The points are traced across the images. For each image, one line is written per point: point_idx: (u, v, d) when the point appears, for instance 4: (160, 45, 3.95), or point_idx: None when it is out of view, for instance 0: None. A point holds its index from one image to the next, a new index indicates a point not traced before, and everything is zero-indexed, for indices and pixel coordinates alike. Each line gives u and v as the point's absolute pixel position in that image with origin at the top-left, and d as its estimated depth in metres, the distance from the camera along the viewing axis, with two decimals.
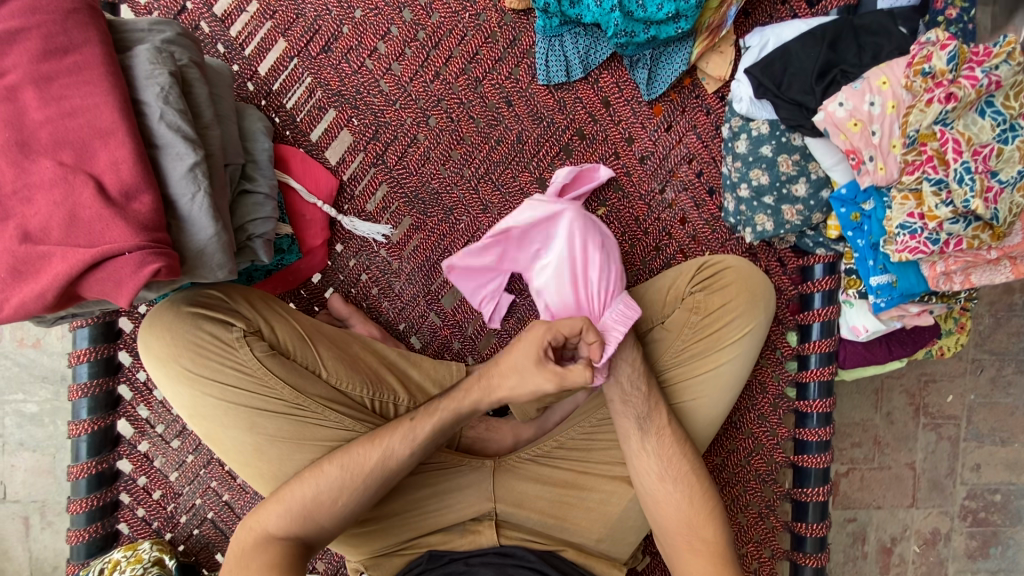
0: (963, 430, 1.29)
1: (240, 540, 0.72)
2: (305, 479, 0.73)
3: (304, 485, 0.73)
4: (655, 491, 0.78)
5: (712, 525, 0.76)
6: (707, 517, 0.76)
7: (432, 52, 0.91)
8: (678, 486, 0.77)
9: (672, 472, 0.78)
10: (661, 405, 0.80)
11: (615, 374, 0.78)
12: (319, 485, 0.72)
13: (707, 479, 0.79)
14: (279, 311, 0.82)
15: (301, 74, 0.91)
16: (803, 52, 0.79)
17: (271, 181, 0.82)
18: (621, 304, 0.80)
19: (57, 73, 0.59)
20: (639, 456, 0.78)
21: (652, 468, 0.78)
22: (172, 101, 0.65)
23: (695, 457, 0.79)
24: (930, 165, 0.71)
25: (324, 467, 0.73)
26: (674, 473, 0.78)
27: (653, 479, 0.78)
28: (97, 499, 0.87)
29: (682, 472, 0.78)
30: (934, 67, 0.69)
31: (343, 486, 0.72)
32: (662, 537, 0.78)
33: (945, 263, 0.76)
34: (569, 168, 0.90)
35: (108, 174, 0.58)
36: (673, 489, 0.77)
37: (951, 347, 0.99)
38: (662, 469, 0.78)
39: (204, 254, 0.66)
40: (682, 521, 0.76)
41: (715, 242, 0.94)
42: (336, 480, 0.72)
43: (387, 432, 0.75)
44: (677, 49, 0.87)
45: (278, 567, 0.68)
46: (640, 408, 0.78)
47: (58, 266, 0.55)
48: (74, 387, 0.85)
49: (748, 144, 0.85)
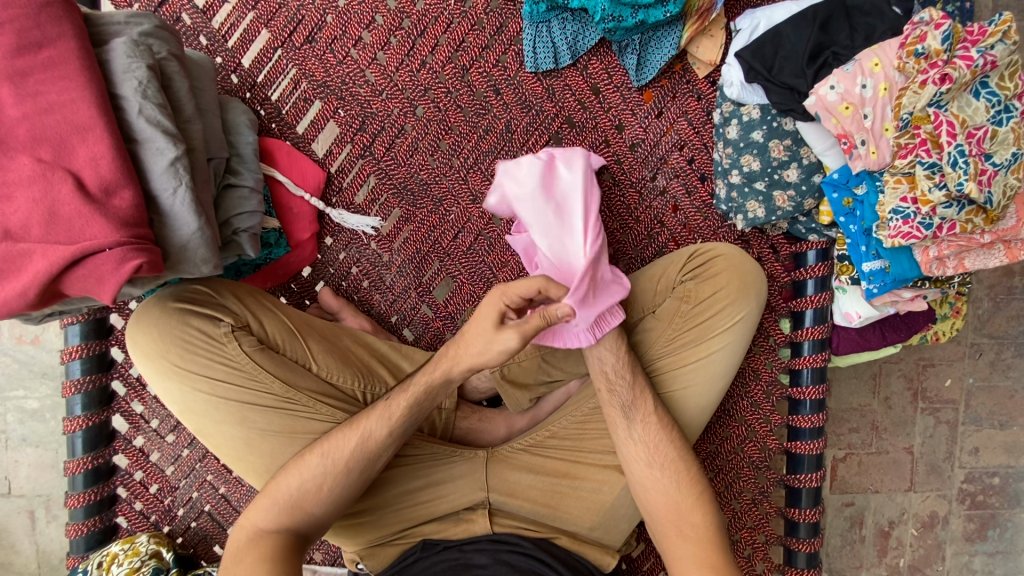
0: (962, 414, 1.29)
1: (236, 540, 0.71)
2: (290, 470, 0.73)
3: (293, 477, 0.73)
4: (643, 478, 0.78)
5: (703, 509, 0.76)
6: (697, 502, 0.77)
7: (418, 41, 0.89)
8: (665, 471, 0.78)
9: (659, 459, 0.78)
10: (648, 392, 0.80)
11: (597, 366, 0.80)
12: (303, 476, 0.73)
13: (696, 466, 0.79)
14: (268, 304, 0.82)
15: (285, 66, 0.90)
16: (795, 34, 0.78)
17: (256, 174, 0.81)
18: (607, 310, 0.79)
19: (32, 69, 0.58)
20: (628, 443, 0.79)
21: (641, 454, 0.78)
22: (151, 95, 0.64)
23: (680, 446, 0.79)
24: (924, 148, 0.69)
25: (307, 458, 0.73)
26: (660, 460, 0.78)
27: (642, 466, 0.78)
28: (94, 493, 0.88)
29: (667, 461, 0.78)
30: (928, 47, 0.67)
31: (328, 476, 0.73)
32: (650, 523, 0.78)
33: (937, 248, 0.75)
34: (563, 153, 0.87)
35: (87, 170, 0.57)
36: (661, 476, 0.78)
37: (947, 331, 0.99)
38: (649, 456, 0.78)
39: (188, 250, 0.65)
40: (671, 507, 0.77)
41: (707, 229, 0.93)
42: (323, 472, 0.73)
43: (370, 419, 0.75)
44: (666, 33, 0.85)
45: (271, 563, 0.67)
46: (627, 393, 0.79)
47: (39, 264, 0.55)
48: (67, 384, 0.86)
49: (739, 129, 0.84)
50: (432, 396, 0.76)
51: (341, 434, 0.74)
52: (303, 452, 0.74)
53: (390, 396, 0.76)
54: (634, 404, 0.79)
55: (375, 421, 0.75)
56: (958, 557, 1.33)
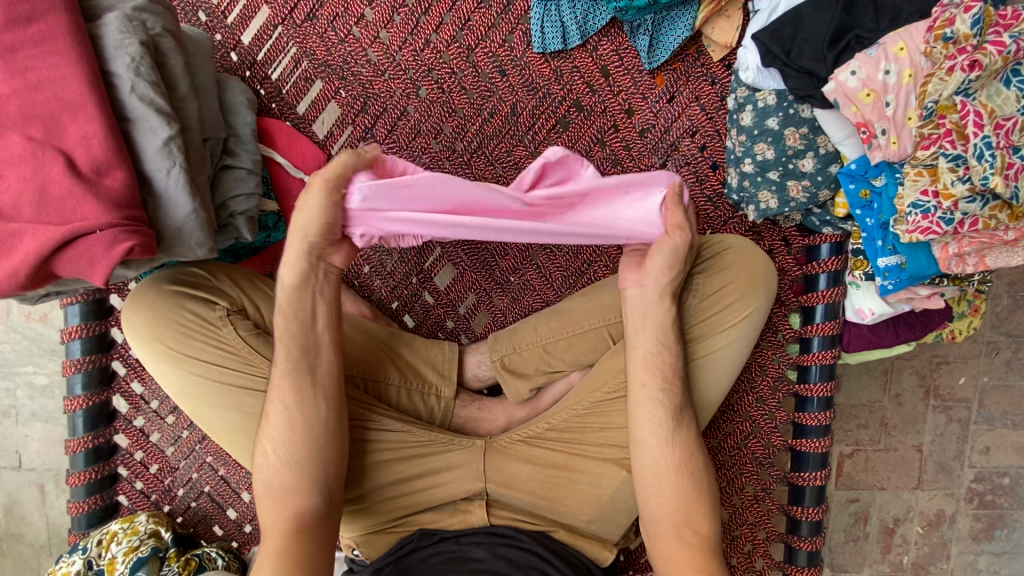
0: (974, 413, 1.26)
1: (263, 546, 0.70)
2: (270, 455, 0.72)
3: (273, 466, 0.71)
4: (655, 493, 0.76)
5: (708, 517, 0.75)
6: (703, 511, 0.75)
7: (421, 19, 0.86)
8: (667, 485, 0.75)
9: (662, 475, 0.75)
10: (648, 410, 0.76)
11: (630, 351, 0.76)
12: (282, 455, 0.71)
13: (708, 472, 0.77)
14: (264, 289, 0.81)
15: (286, 44, 0.87)
16: (816, 15, 0.74)
17: (254, 155, 0.78)
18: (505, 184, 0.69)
19: (21, 43, 0.57)
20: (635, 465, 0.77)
21: (652, 475, 0.76)
22: (144, 72, 0.62)
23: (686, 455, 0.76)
24: (948, 139, 0.65)
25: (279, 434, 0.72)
26: (664, 479, 0.75)
27: (653, 485, 0.76)
28: (95, 472, 0.89)
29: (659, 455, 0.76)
30: (956, 32, 0.63)
31: (303, 458, 0.71)
32: (654, 530, 0.76)
33: (958, 245, 0.71)
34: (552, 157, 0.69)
35: (78, 149, 0.56)
36: (664, 491, 0.75)
37: (964, 330, 0.96)
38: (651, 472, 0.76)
39: (182, 233, 0.64)
40: (677, 514, 0.75)
41: (718, 220, 0.90)
42: (307, 456, 0.71)
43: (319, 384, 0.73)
44: (680, 14, 0.82)
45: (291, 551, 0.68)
46: (648, 405, 0.75)
47: (29, 244, 0.54)
48: (67, 363, 0.86)
49: (753, 116, 0.81)
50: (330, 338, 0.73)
51: (277, 414, 0.71)
52: (262, 443, 0.72)
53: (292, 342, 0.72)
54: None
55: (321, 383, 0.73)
56: (963, 556, 1.30)
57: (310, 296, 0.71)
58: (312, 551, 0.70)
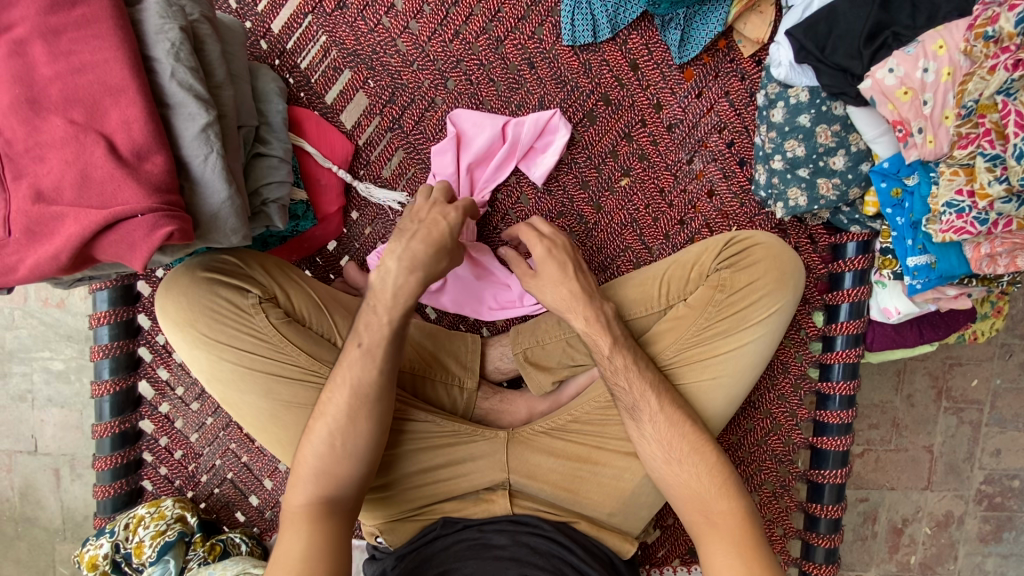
0: (986, 415, 1.26)
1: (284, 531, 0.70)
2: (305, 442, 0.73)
3: (303, 455, 0.73)
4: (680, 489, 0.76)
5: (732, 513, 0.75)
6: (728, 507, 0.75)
7: (451, 10, 0.86)
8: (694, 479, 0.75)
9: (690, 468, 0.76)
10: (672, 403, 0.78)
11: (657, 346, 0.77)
12: (319, 445, 0.72)
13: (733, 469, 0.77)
14: (295, 278, 0.81)
15: (315, 32, 0.87)
16: (852, 11, 0.73)
17: (285, 145, 0.79)
18: (498, 298, 0.92)
19: (65, 27, 0.57)
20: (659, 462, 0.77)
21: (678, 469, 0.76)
22: (184, 58, 0.62)
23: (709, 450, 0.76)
24: (987, 139, 0.64)
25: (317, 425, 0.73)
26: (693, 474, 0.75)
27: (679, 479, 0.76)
28: (121, 456, 0.90)
29: (684, 453, 0.76)
30: (999, 30, 0.62)
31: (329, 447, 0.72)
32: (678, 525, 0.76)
33: (990, 245, 0.71)
34: (535, 121, 0.87)
35: (119, 133, 0.56)
36: (690, 485, 0.75)
37: (985, 332, 0.96)
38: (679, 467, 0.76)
39: (218, 219, 0.64)
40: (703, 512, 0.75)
41: (743, 217, 0.90)
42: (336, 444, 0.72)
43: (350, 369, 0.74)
44: (713, 8, 0.82)
45: (317, 536, 0.69)
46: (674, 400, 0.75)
47: (71, 227, 0.54)
48: (96, 348, 0.86)
49: (785, 112, 0.81)
50: (391, 346, 0.74)
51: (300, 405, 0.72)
52: None
53: (363, 339, 0.74)
54: (628, 395, 0.78)
55: (355, 372, 0.74)
56: (971, 557, 1.31)
57: (396, 294, 0.75)
58: (337, 537, 0.70)
